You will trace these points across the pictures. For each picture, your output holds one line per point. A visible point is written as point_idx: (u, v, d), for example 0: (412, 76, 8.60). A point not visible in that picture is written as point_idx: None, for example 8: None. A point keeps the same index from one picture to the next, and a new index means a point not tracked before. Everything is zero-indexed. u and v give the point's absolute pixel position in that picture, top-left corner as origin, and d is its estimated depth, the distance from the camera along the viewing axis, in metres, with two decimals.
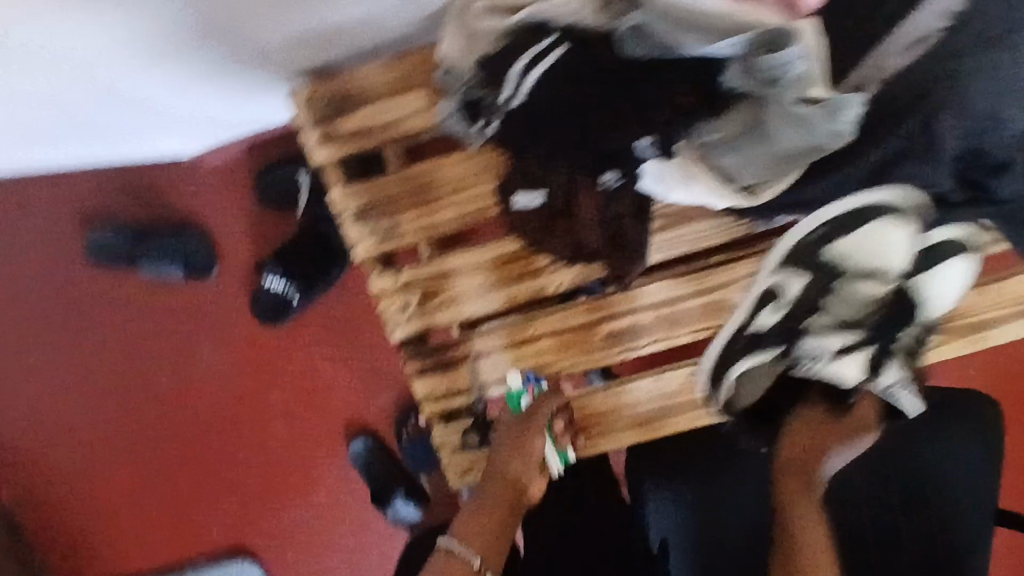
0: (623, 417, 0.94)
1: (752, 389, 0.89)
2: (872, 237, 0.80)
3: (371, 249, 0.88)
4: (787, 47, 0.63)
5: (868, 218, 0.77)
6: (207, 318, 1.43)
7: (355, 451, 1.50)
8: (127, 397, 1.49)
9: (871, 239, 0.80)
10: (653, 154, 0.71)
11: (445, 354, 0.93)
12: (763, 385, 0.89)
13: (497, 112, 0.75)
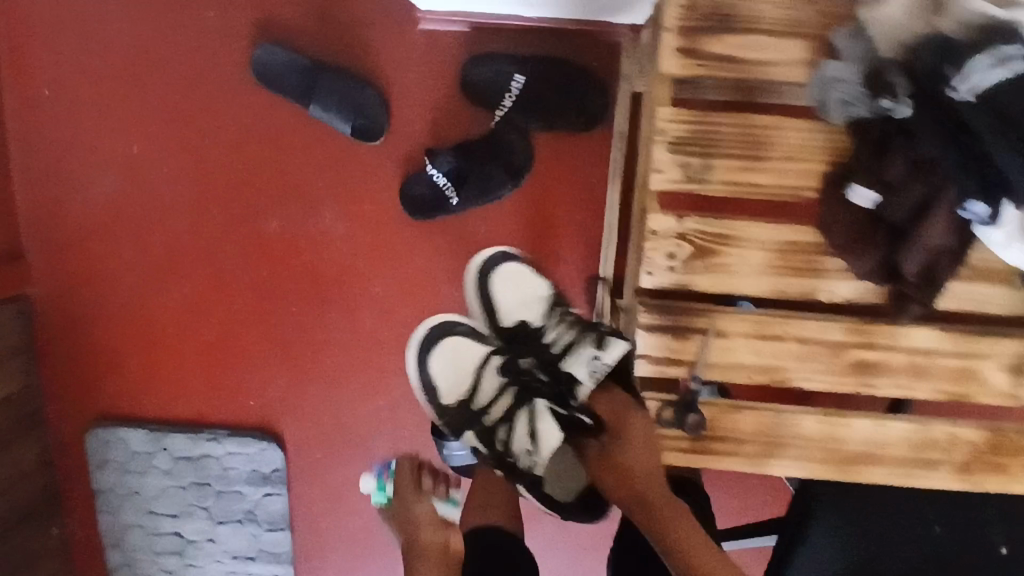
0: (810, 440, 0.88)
1: (567, 480, 0.95)
2: (508, 270, 1.11)
3: (670, 184, 0.80)
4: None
5: (486, 280, 1.12)
6: (347, 183, 1.32)
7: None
8: (223, 230, 1.37)
9: (441, 372, 1.10)
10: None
11: (684, 321, 0.84)
12: (571, 467, 0.95)
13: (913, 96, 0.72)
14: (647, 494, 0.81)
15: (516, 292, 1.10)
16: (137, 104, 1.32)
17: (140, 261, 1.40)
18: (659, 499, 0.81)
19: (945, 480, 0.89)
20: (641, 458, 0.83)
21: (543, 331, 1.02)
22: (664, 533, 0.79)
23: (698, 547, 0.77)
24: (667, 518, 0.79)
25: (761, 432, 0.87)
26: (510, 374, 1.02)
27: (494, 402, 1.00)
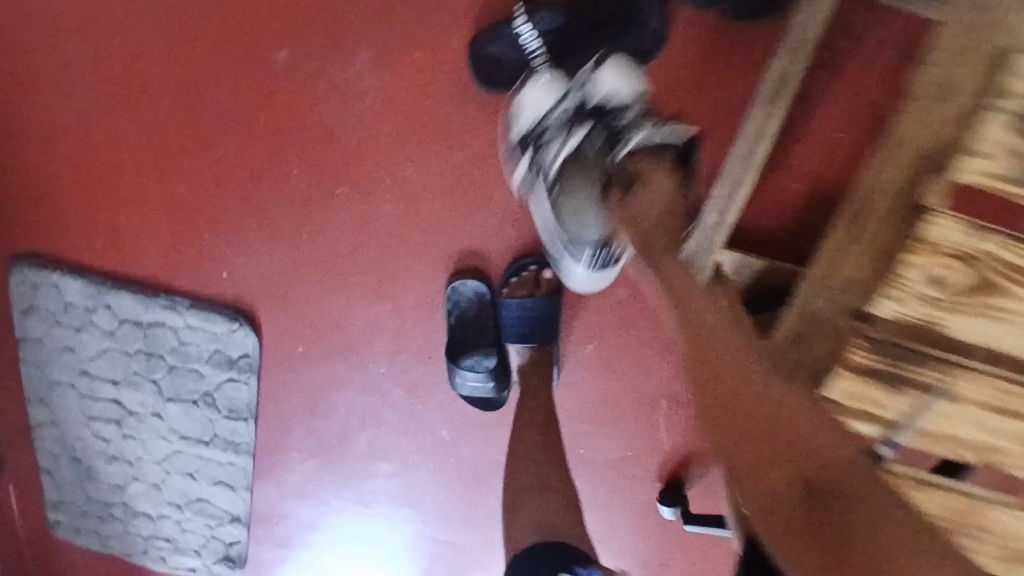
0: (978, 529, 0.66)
1: (578, 211, 0.90)
2: (616, 66, 0.90)
3: (982, 181, 0.52)
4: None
5: (600, 65, 0.90)
6: (411, 22, 0.99)
7: (456, 297, 1.12)
8: (226, 45, 1.04)
9: (528, 111, 0.94)
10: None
11: (908, 371, 0.58)
12: (591, 216, 0.89)
13: None
14: (710, 353, 0.61)
15: (626, 82, 0.90)
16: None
17: (112, 62, 1.07)
18: (724, 364, 0.60)
19: None
20: (699, 305, 0.66)
21: (619, 110, 0.88)
22: (714, 385, 0.59)
23: (742, 398, 0.57)
24: (722, 380, 0.59)
25: (934, 515, 0.65)
26: (584, 114, 0.90)
27: (547, 115, 0.92)
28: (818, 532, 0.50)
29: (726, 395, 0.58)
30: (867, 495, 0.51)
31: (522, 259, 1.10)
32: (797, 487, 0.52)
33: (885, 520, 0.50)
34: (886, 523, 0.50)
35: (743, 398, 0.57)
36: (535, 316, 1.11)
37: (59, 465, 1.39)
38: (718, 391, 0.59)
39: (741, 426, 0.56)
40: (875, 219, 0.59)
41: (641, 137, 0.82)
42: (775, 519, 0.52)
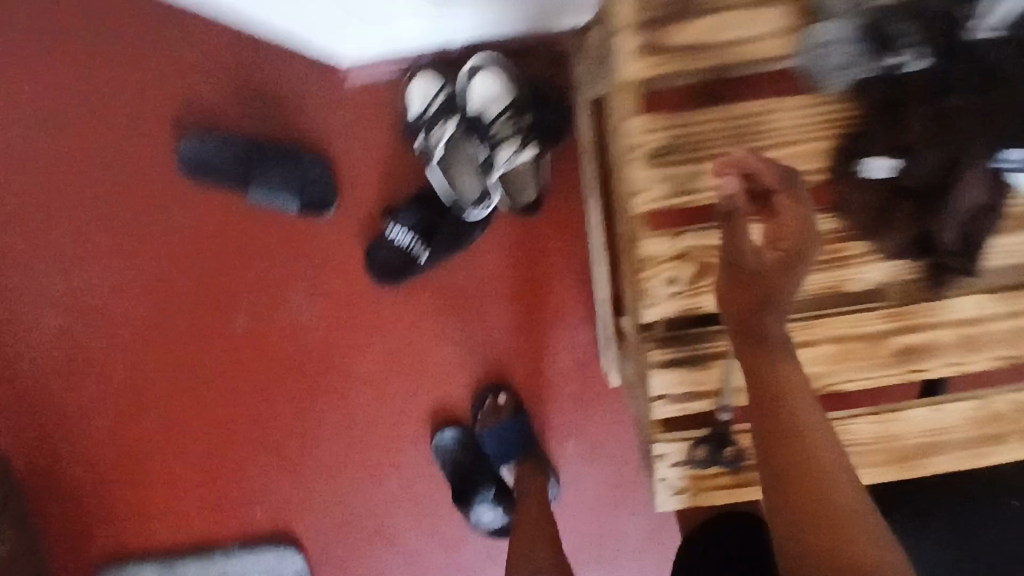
0: None
1: (467, 183, 1.08)
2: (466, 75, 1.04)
3: (656, 202, 0.70)
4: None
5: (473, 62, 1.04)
6: (309, 262, 1.22)
7: (443, 448, 1.30)
8: (192, 334, 1.27)
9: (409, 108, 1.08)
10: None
11: (700, 347, 0.75)
12: (474, 177, 1.07)
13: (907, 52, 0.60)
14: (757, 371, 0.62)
15: (487, 74, 1.03)
16: (81, 216, 1.24)
17: (112, 384, 1.30)
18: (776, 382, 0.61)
19: (1013, 449, 0.82)
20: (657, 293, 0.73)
21: (467, 89, 1.04)
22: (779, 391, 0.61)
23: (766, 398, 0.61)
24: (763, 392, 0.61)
25: None
26: (445, 102, 1.06)
27: (430, 103, 1.06)
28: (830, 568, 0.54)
29: (777, 417, 0.60)
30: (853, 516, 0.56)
31: (478, 395, 1.28)
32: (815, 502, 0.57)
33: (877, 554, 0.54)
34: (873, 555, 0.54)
35: (789, 430, 0.59)
36: (510, 437, 1.27)
37: None
38: (770, 414, 0.61)
39: (791, 448, 0.59)
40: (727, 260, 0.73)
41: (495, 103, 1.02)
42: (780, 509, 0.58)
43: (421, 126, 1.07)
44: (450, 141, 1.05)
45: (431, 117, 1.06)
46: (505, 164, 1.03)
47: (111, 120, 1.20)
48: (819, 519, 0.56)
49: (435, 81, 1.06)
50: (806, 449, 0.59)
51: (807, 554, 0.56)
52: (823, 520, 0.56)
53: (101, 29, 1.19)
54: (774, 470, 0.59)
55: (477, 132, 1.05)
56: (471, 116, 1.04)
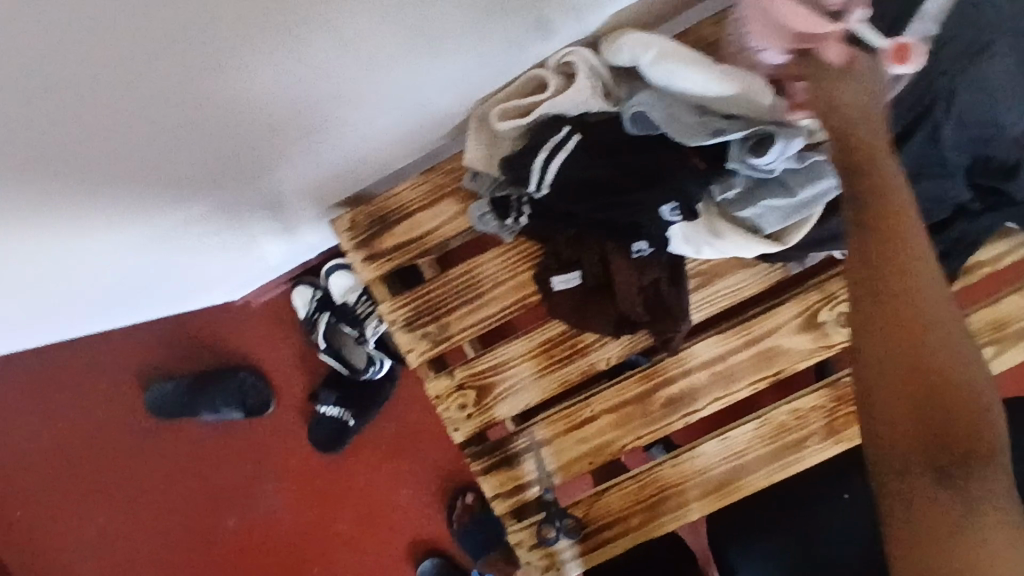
0: (653, 507, 0.92)
1: (357, 354, 1.32)
2: (327, 277, 1.30)
3: (424, 354, 0.91)
4: (772, 145, 0.69)
5: (329, 266, 1.31)
6: (269, 454, 1.46)
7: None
8: (194, 543, 1.50)
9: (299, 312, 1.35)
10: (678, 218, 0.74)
11: (508, 447, 0.93)
12: (360, 349, 1.31)
13: (524, 210, 0.81)
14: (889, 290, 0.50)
15: (340, 273, 1.29)
16: (85, 479, 1.50)
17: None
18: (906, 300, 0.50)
19: (819, 448, 0.91)
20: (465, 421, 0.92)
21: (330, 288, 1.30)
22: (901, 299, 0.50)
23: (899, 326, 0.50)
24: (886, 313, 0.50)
25: (635, 501, 0.92)
26: (318, 302, 1.32)
27: (309, 306, 1.33)
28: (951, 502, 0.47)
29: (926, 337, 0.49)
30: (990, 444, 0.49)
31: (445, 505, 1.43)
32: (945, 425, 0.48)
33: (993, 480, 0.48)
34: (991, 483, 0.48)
35: (908, 314, 0.50)
36: (477, 541, 1.40)
37: None
38: (903, 329, 0.50)
39: (900, 351, 0.50)
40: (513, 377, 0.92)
41: (351, 293, 1.28)
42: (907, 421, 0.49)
43: (308, 325, 1.33)
44: (330, 331, 1.31)
45: (311, 317, 1.32)
46: (375, 332, 1.27)
47: (84, 397, 1.48)
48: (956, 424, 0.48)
49: (309, 288, 1.34)
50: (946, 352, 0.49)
51: (911, 489, 0.49)
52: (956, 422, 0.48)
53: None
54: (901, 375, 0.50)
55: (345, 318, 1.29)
56: (338, 307, 1.29)
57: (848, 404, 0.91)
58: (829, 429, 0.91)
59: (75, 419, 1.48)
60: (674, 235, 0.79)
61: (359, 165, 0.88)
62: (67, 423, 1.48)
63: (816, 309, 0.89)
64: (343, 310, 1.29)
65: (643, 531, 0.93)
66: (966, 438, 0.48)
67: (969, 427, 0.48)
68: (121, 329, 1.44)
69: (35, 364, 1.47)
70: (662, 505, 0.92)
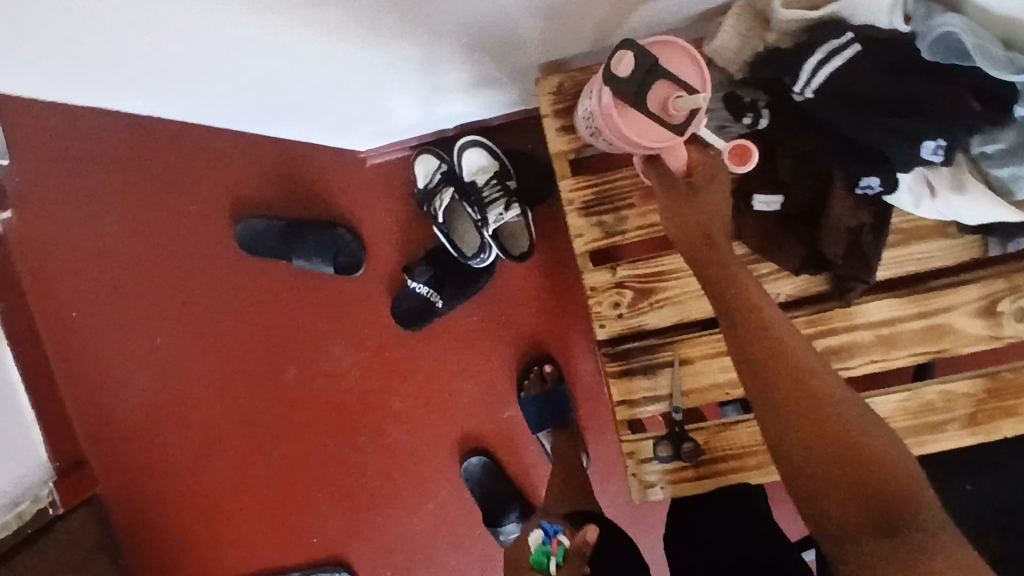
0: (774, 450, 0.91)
1: (470, 236, 1.29)
2: (459, 150, 1.25)
3: (593, 243, 0.88)
4: None
5: (464, 140, 1.25)
6: (345, 315, 1.44)
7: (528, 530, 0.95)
8: (250, 383, 1.50)
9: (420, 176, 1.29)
10: (938, 157, 0.71)
11: (648, 357, 0.91)
12: (473, 232, 1.29)
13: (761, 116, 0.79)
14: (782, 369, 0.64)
15: (476, 150, 1.25)
16: (155, 293, 1.48)
17: (187, 434, 1.53)
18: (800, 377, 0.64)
19: (956, 436, 0.89)
20: (615, 321, 0.89)
21: (461, 163, 1.25)
22: (790, 382, 0.64)
23: (792, 403, 0.63)
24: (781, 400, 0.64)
25: (759, 441, 0.92)
26: (443, 175, 1.27)
27: (430, 177, 1.28)
28: (885, 533, 0.58)
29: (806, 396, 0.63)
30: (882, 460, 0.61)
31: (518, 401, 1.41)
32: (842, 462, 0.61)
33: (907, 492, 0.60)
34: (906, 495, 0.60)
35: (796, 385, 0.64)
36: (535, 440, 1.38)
37: None
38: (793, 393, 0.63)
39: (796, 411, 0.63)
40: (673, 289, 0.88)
41: (484, 176, 1.25)
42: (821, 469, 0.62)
43: (422, 193, 1.29)
44: (450, 206, 1.28)
45: (431, 188, 1.28)
46: (497, 221, 1.24)
47: (175, 213, 1.45)
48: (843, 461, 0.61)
49: (433, 158, 1.28)
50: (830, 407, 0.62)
51: (850, 536, 0.60)
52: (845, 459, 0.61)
53: (154, 134, 1.42)
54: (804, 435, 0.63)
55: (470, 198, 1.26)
56: (464, 186, 1.25)
57: (999, 398, 0.88)
58: (972, 420, 0.89)
59: (161, 232, 1.46)
60: (903, 186, 0.78)
61: (581, 10, 0.78)
62: (152, 234, 1.46)
63: (1003, 296, 0.85)
64: (468, 189, 1.25)
65: (756, 472, 0.92)
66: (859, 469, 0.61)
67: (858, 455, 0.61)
68: (229, 154, 1.41)
69: (130, 169, 1.44)
70: None
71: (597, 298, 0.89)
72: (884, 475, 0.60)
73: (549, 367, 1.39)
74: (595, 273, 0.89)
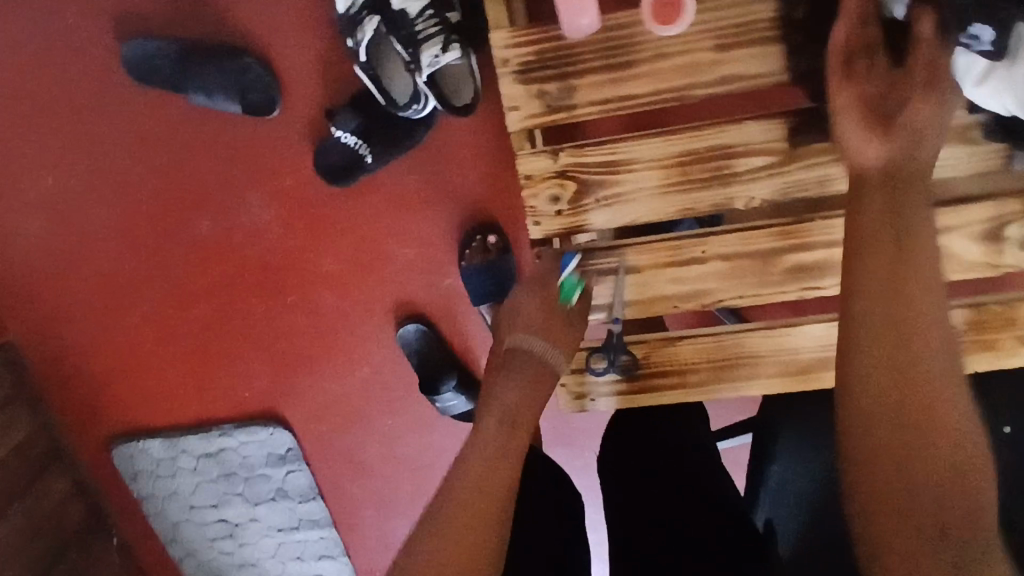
0: (720, 369, 0.81)
1: (403, 83, 1.07)
2: None
3: (533, 118, 0.74)
4: None
5: None
6: (261, 162, 1.28)
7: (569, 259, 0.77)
8: (162, 233, 1.36)
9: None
10: None
11: (588, 263, 0.77)
12: (406, 78, 1.07)
13: None
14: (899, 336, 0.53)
15: None
16: (48, 128, 1.32)
17: (100, 283, 1.42)
18: (917, 350, 0.53)
19: None
20: (550, 220, 0.74)
21: None
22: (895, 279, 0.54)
23: (878, 295, 0.55)
24: (870, 280, 0.55)
25: (705, 357, 0.81)
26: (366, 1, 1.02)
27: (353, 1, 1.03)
28: (929, 533, 0.49)
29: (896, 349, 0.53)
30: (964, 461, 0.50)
31: (460, 246, 1.26)
32: (916, 444, 0.51)
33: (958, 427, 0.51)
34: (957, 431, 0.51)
35: (903, 328, 0.53)
36: (474, 289, 1.24)
37: None
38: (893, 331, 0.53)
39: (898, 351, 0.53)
40: (625, 186, 0.73)
41: (419, 8, 1.00)
42: (878, 429, 0.52)
43: (343, 23, 1.04)
44: (375, 40, 1.03)
45: (353, 14, 1.02)
46: (432, 65, 1.00)
47: (64, 37, 1.27)
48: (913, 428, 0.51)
49: None
50: (929, 378, 0.52)
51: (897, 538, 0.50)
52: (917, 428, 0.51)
53: None
54: (876, 380, 0.53)
55: (399, 35, 1.01)
56: (392, 16, 1.00)
57: (979, 332, 0.81)
58: None
59: (50, 60, 1.29)
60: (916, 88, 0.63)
61: None
62: (42, 61, 1.29)
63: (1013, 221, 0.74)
64: (399, 22, 1.00)
65: (699, 391, 0.83)
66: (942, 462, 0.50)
67: (936, 441, 0.51)
68: None
69: None
70: (727, 371, 0.81)
71: (532, 192, 0.73)
72: (965, 496, 0.50)
73: (492, 238, 1.23)
74: (531, 161, 0.73)
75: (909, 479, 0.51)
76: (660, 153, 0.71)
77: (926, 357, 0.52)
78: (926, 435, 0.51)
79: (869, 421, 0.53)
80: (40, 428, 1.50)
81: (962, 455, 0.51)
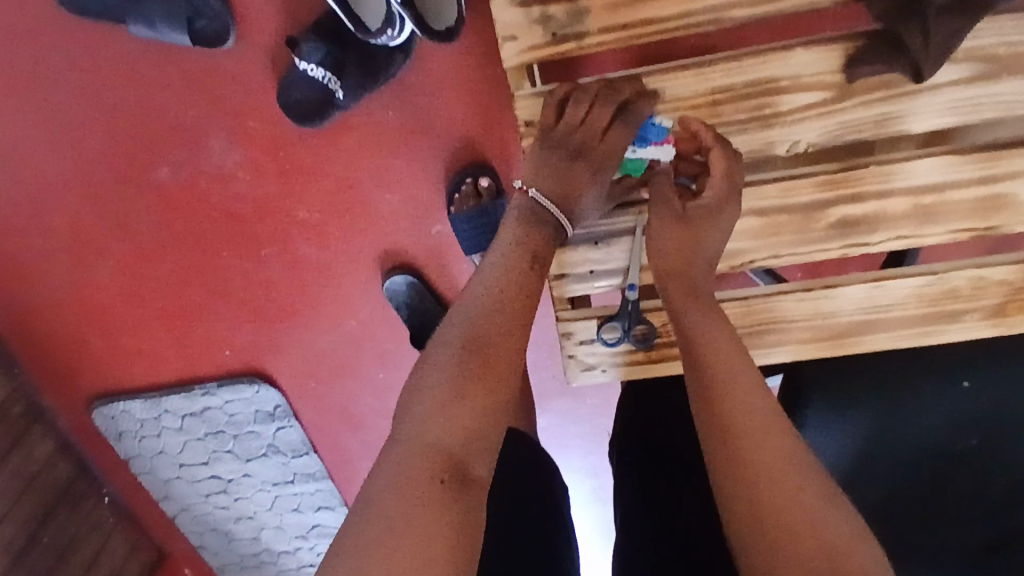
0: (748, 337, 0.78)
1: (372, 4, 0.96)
2: None
3: (536, 52, 0.68)
4: None
5: None
6: (219, 101, 1.13)
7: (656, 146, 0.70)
8: (116, 183, 1.23)
9: None
10: None
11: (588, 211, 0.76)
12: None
13: None
14: (717, 396, 0.61)
15: None
16: None
17: (55, 242, 1.30)
18: (738, 405, 0.61)
19: (971, 327, 0.78)
20: None
21: None
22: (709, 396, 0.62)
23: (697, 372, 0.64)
24: (690, 350, 0.65)
25: None
26: None
27: None
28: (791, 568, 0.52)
29: (717, 408, 0.61)
30: (803, 492, 0.55)
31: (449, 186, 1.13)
32: (761, 483, 0.56)
33: (806, 507, 0.54)
34: (808, 513, 0.54)
35: (717, 393, 0.62)
36: (465, 235, 1.13)
37: (205, 539, 1.67)
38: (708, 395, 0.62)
39: (719, 408, 0.61)
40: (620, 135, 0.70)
41: None
42: (725, 484, 0.58)
43: None
44: None
45: None
46: None
47: None
48: (756, 472, 0.57)
49: None
50: (755, 426, 0.59)
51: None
52: (757, 470, 0.57)
53: None
54: (716, 434, 0.60)
55: None
56: None
57: None
58: (998, 310, 0.78)
59: None
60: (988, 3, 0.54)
61: None
62: None
63: None
64: None
65: None
66: (787, 500, 0.55)
67: (772, 479, 0.56)
68: None
69: None
70: None
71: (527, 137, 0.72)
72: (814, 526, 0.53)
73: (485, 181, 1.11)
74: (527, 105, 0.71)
75: (765, 522, 0.55)
76: (692, 94, 0.68)
77: (749, 406, 0.60)
78: (766, 473, 0.57)
79: (718, 482, 0.59)
80: (13, 392, 1.41)
81: (796, 481, 0.56)
